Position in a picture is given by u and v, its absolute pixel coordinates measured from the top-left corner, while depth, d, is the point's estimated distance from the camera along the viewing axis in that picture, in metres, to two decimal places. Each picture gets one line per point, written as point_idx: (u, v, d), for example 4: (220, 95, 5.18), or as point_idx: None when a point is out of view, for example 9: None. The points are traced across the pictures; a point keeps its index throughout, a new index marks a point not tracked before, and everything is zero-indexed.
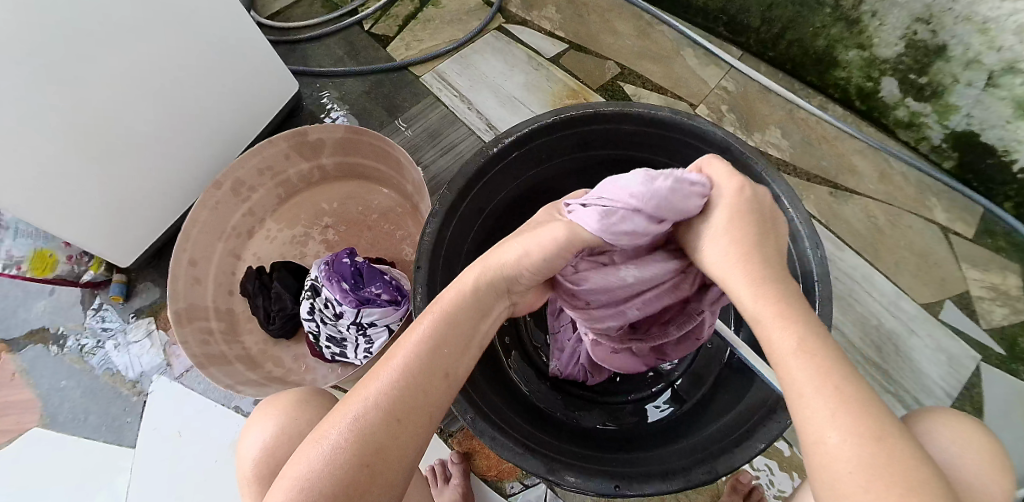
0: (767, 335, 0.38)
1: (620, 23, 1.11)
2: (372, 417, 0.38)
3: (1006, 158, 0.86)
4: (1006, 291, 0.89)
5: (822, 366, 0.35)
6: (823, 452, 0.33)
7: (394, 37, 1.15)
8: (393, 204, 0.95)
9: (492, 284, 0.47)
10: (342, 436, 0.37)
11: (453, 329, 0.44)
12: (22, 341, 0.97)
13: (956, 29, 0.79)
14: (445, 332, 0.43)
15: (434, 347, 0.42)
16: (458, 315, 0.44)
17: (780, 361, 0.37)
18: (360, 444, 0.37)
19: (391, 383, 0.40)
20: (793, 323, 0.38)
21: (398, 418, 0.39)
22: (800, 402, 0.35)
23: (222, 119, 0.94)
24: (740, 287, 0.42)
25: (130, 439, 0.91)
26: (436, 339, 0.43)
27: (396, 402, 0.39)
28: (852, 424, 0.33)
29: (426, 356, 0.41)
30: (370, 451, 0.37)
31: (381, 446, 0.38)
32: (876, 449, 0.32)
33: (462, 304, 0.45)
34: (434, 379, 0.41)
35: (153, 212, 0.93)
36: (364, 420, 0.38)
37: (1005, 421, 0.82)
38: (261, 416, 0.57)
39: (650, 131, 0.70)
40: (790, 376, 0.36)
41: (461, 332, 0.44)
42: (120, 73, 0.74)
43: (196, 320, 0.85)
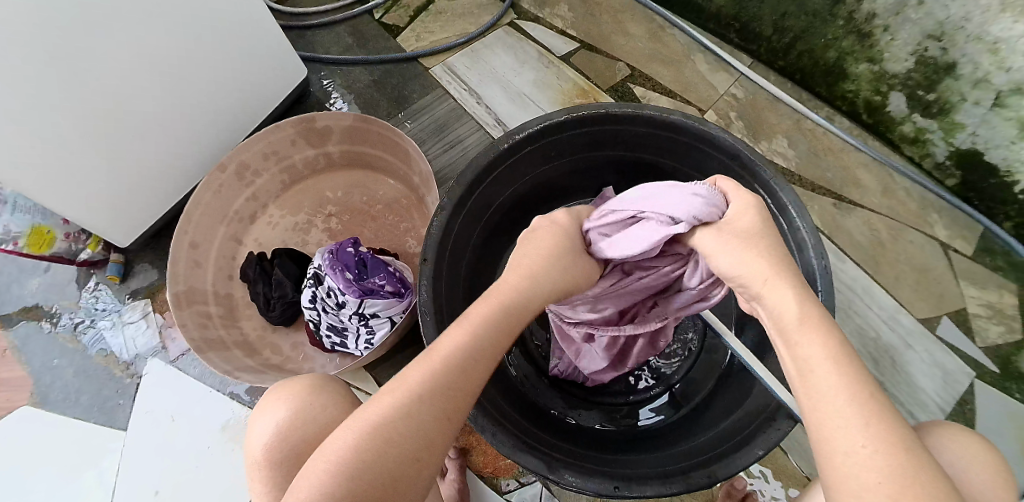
0: (798, 341, 0.38)
1: (631, 24, 1.11)
2: (417, 409, 0.39)
3: (1008, 180, 0.87)
4: (1003, 309, 0.90)
5: (853, 378, 0.35)
6: (852, 462, 0.32)
7: (404, 28, 1.14)
8: (397, 196, 0.95)
9: (535, 284, 0.48)
10: (387, 417, 0.39)
11: (500, 329, 0.45)
12: (15, 318, 0.96)
13: (966, 48, 0.79)
14: (493, 331, 0.44)
15: (482, 339, 0.44)
16: (506, 314, 0.46)
17: (805, 372, 0.37)
18: (403, 435, 0.38)
19: (437, 375, 0.41)
20: (823, 335, 0.38)
21: (441, 413, 0.40)
22: (827, 409, 0.34)
23: (229, 102, 0.93)
24: (776, 296, 0.41)
25: (121, 421, 0.90)
26: (480, 333, 0.44)
27: (439, 397, 0.40)
28: (886, 436, 0.32)
29: (472, 352, 0.43)
30: (412, 443, 0.39)
31: (422, 439, 0.39)
32: (902, 464, 0.31)
33: (510, 304, 0.46)
34: (477, 377, 0.42)
35: (155, 193, 0.92)
36: (409, 411, 0.39)
37: (996, 438, 0.83)
38: (271, 400, 0.57)
39: (661, 134, 0.70)
40: (818, 384, 0.36)
41: (507, 332, 0.45)
42: (129, 52, 0.74)
43: (195, 304, 0.84)
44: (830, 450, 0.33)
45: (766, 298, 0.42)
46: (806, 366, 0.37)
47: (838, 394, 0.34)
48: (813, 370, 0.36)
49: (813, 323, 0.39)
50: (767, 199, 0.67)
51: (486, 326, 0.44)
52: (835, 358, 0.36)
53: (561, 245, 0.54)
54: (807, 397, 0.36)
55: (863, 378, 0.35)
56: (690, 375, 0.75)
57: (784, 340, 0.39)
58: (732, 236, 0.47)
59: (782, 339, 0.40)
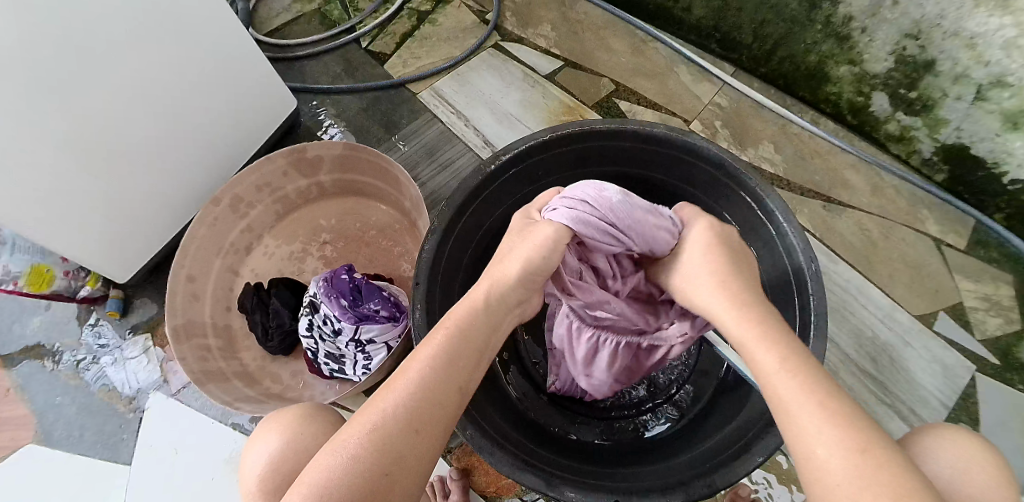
0: (752, 355, 0.43)
1: (614, 40, 1.13)
2: (390, 423, 0.40)
3: (995, 171, 0.88)
4: (999, 301, 0.90)
5: (808, 385, 0.38)
6: (822, 463, 0.35)
7: (391, 54, 1.16)
8: (390, 220, 0.96)
9: (496, 301, 0.51)
10: (363, 441, 0.39)
11: (464, 344, 0.47)
12: (17, 358, 0.97)
13: (944, 45, 0.80)
14: (461, 346, 0.46)
15: (451, 356, 0.45)
16: (467, 330, 0.48)
17: (766, 383, 0.41)
18: (379, 449, 0.39)
19: (409, 393, 0.42)
20: (769, 344, 0.42)
21: (416, 426, 0.40)
22: (786, 415, 0.38)
23: (221, 135, 0.95)
24: (721, 317, 0.48)
25: (125, 457, 0.90)
26: (449, 350, 0.46)
27: (412, 410, 0.41)
28: (838, 433, 0.35)
29: (439, 366, 0.44)
30: (388, 458, 0.39)
31: (399, 452, 0.39)
32: (863, 460, 0.34)
33: (472, 320, 0.49)
34: (445, 388, 0.43)
35: (152, 228, 0.93)
36: (381, 425, 0.40)
37: (1001, 431, 0.83)
38: (266, 430, 0.57)
39: (645, 147, 0.71)
40: (776, 394, 0.39)
41: (470, 346, 0.47)
42: (121, 91, 0.75)
43: (194, 337, 0.85)
44: (803, 453, 0.36)
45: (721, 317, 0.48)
46: (764, 378, 0.41)
47: (794, 399, 0.38)
48: (768, 382, 0.40)
49: (761, 334, 0.43)
50: (754, 206, 0.67)
51: (455, 343, 0.46)
52: (786, 366, 0.40)
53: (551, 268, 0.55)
54: (771, 405, 0.40)
55: (819, 382, 0.38)
56: (690, 385, 0.75)
57: (744, 353, 0.44)
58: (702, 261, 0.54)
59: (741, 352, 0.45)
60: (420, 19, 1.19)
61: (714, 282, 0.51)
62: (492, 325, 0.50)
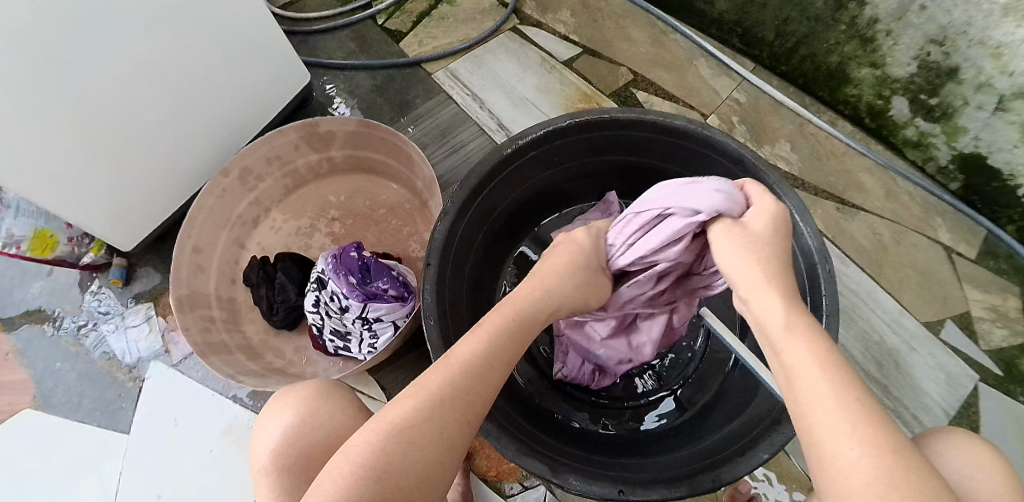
0: (786, 350, 0.39)
1: (633, 29, 1.11)
2: (443, 408, 0.41)
3: (1011, 182, 0.87)
4: (1006, 312, 0.89)
5: (844, 385, 0.35)
6: (841, 463, 0.33)
7: (406, 33, 1.14)
8: (400, 200, 0.95)
9: (542, 298, 0.51)
10: (409, 421, 0.40)
11: (513, 338, 0.47)
12: (18, 321, 0.96)
13: (970, 52, 0.79)
14: (507, 338, 0.47)
15: (497, 346, 0.46)
16: (517, 323, 0.48)
17: (795, 378, 0.37)
18: (430, 431, 0.40)
19: (456, 378, 0.43)
20: (808, 339, 0.39)
21: (464, 414, 0.42)
22: (816, 415, 0.35)
23: (232, 108, 0.93)
24: (763, 304, 0.43)
25: (124, 425, 0.90)
26: (496, 341, 0.46)
27: (463, 398, 0.42)
28: (874, 440, 0.33)
29: (487, 355, 0.45)
30: (437, 440, 0.40)
31: (450, 436, 0.41)
32: (894, 464, 0.32)
33: (520, 314, 0.49)
34: (494, 379, 0.44)
35: (159, 197, 0.92)
36: (436, 409, 0.41)
37: (1002, 441, 0.82)
38: (281, 404, 0.57)
39: (664, 139, 0.70)
40: (806, 389, 0.36)
41: (519, 339, 0.48)
42: (133, 58, 0.74)
43: (198, 308, 0.84)
44: (820, 453, 0.34)
45: (756, 305, 0.43)
46: (794, 372, 0.37)
47: (828, 398, 0.35)
48: (800, 378, 0.37)
49: (797, 329, 0.40)
50: None
51: (501, 335, 0.47)
52: (823, 366, 0.37)
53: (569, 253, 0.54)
54: (796, 402, 0.37)
55: (854, 384, 0.36)
56: (694, 379, 0.74)
57: (772, 349, 0.40)
58: (749, 242, 0.48)
59: (768, 345, 0.41)
60: None
61: (756, 262, 0.45)
62: (541, 320, 0.51)
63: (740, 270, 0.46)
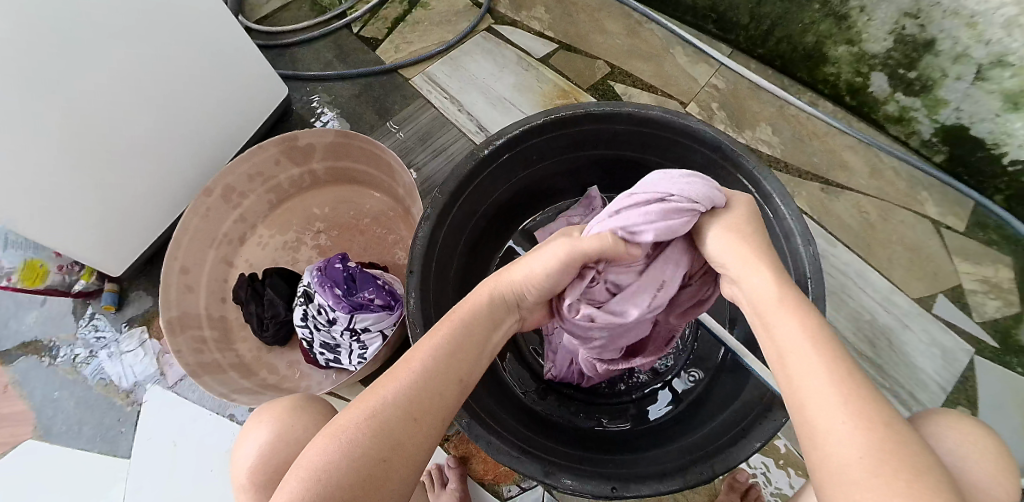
0: (776, 329, 0.39)
1: (609, 21, 1.11)
2: (390, 410, 0.40)
3: (995, 151, 0.87)
4: (997, 283, 0.89)
5: (832, 359, 0.36)
6: (829, 433, 0.33)
7: (383, 40, 1.14)
8: (384, 208, 0.95)
9: (500, 300, 0.49)
10: (362, 430, 0.39)
11: (470, 339, 0.46)
12: (13, 353, 0.96)
13: (945, 24, 0.79)
14: (466, 341, 0.45)
15: (456, 349, 0.44)
16: (473, 322, 0.47)
17: (784, 355, 0.38)
18: (378, 434, 0.39)
19: (409, 385, 0.41)
20: (798, 315, 0.39)
21: (415, 414, 0.40)
22: (805, 388, 0.35)
23: (212, 127, 0.93)
24: (751, 284, 0.43)
25: (124, 449, 0.90)
26: (453, 343, 0.45)
27: (413, 399, 0.41)
28: (862, 413, 0.33)
29: (444, 357, 0.44)
30: (385, 444, 0.38)
31: (398, 439, 0.39)
32: (883, 438, 0.32)
33: (476, 316, 0.47)
34: (449, 381, 0.43)
35: (144, 220, 0.92)
36: (383, 412, 0.39)
37: (1000, 412, 0.83)
38: (256, 423, 0.57)
39: (641, 130, 0.70)
40: (794, 364, 0.37)
41: (476, 339, 0.46)
42: (110, 82, 0.74)
43: (190, 329, 0.84)
44: (810, 428, 0.34)
45: (744, 287, 0.44)
46: (782, 350, 0.38)
47: (816, 372, 0.35)
48: (790, 354, 0.37)
49: (789, 304, 0.40)
50: (751, 189, 0.67)
51: (460, 336, 0.45)
52: (814, 342, 0.37)
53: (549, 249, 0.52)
54: (784, 381, 0.37)
55: (841, 358, 0.36)
56: (687, 370, 0.74)
57: (764, 325, 0.41)
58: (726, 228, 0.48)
59: (760, 323, 0.42)
60: (411, 3, 1.17)
61: (748, 247, 0.45)
62: (501, 318, 0.49)
63: (731, 253, 0.46)
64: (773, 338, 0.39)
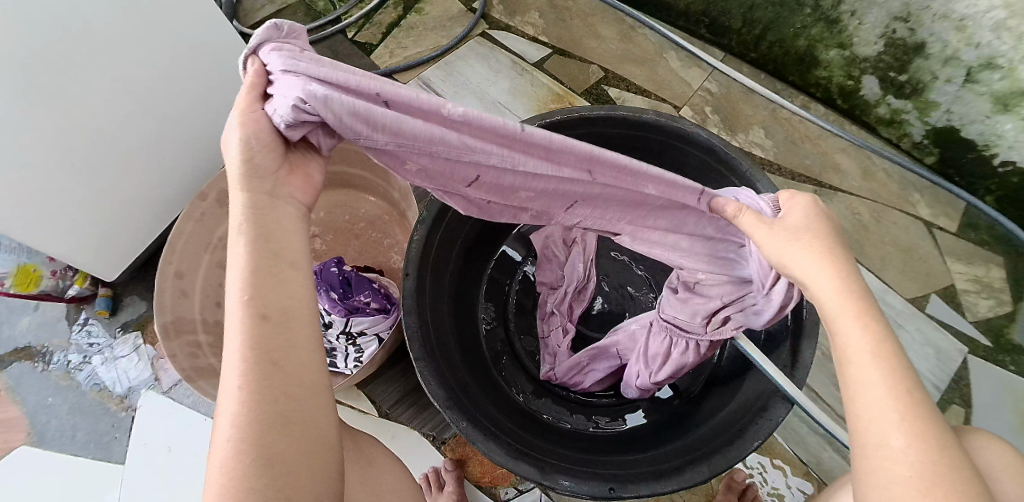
0: (846, 333, 0.37)
1: (602, 26, 1.12)
2: (248, 389, 0.35)
3: (986, 153, 0.88)
4: (990, 283, 0.90)
5: (894, 375, 0.35)
6: (879, 451, 0.34)
7: (377, 45, 1.15)
8: (379, 212, 0.96)
9: (265, 214, 0.39)
10: (233, 429, 0.34)
11: (276, 264, 0.39)
12: (7, 359, 0.96)
13: (934, 27, 0.80)
14: (266, 270, 0.38)
15: (265, 285, 0.38)
16: (270, 238, 0.39)
17: (850, 359, 0.37)
18: (255, 418, 0.34)
19: (249, 355, 0.36)
20: (868, 320, 0.37)
21: (272, 358, 0.36)
22: (864, 403, 0.35)
23: (206, 131, 0.93)
24: (818, 285, 0.39)
25: (119, 455, 0.90)
26: (260, 284, 0.38)
27: (261, 363, 0.36)
28: (915, 437, 0.33)
29: (263, 301, 0.37)
30: (270, 420, 0.34)
31: (278, 406, 0.35)
32: (937, 461, 0.32)
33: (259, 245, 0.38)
34: (282, 316, 0.37)
35: (139, 225, 0.92)
36: (245, 400, 0.35)
37: (994, 411, 0.83)
38: None
39: (634, 134, 0.70)
40: (859, 374, 0.36)
41: (286, 261, 0.39)
42: (105, 85, 0.74)
43: (184, 334, 0.84)
44: (863, 437, 0.35)
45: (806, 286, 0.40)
46: (850, 355, 0.37)
47: (878, 387, 0.35)
48: (854, 361, 0.36)
49: (863, 309, 0.38)
50: None
51: (261, 271, 0.38)
52: (880, 352, 0.36)
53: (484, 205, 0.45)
54: (847, 394, 0.36)
55: (906, 374, 0.35)
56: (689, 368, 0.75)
57: (829, 325, 0.39)
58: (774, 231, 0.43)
59: (824, 324, 0.39)
60: (406, 9, 1.18)
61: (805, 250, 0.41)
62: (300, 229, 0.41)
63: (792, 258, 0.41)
64: (838, 343, 0.38)
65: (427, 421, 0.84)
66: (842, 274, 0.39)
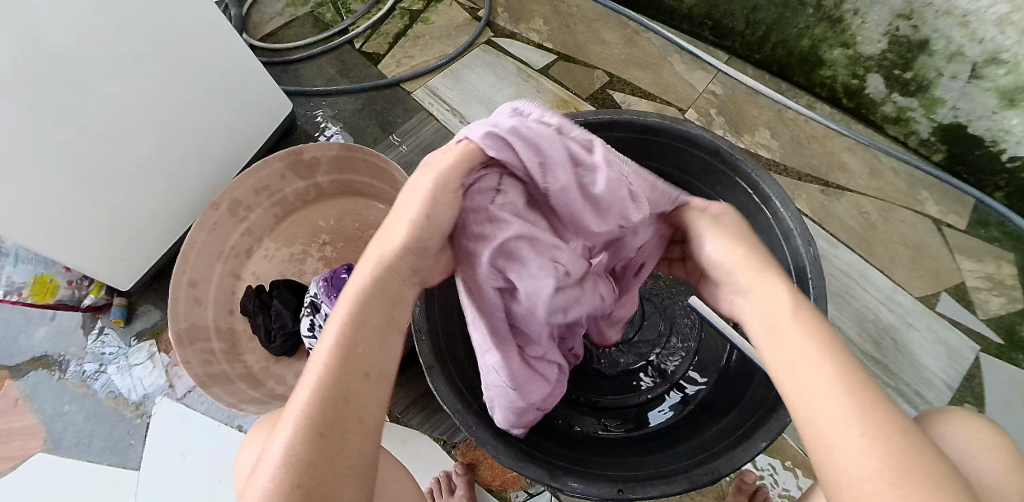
0: (784, 346, 0.38)
1: (606, 32, 1.13)
2: (299, 441, 0.32)
3: (994, 149, 0.87)
4: (1002, 280, 0.90)
5: (843, 371, 0.35)
6: (845, 448, 0.32)
7: (384, 55, 1.16)
8: (388, 220, 0.97)
9: (399, 261, 0.40)
10: (274, 482, 0.30)
11: (378, 313, 0.38)
12: (25, 368, 0.97)
13: (938, 23, 0.80)
14: (365, 329, 0.37)
15: (357, 343, 0.36)
16: (379, 286, 0.39)
17: (793, 363, 0.37)
18: (299, 476, 0.31)
19: (314, 404, 0.33)
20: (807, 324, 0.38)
21: (329, 429, 0.33)
22: (816, 405, 0.34)
23: (217, 142, 0.95)
24: (757, 294, 0.42)
25: (134, 461, 0.91)
26: (350, 340, 0.36)
27: (320, 418, 0.33)
28: (877, 433, 0.32)
29: (347, 354, 0.35)
30: (312, 478, 0.31)
31: (324, 463, 0.32)
32: (895, 453, 0.31)
33: (364, 305, 0.38)
34: (364, 365, 0.36)
35: (152, 235, 0.94)
36: (292, 453, 0.31)
37: (1009, 409, 0.82)
38: (256, 435, 0.58)
39: (640, 138, 0.71)
40: (806, 373, 0.36)
41: (386, 314, 0.38)
42: (119, 97, 0.76)
43: (197, 342, 0.85)
44: (822, 436, 0.33)
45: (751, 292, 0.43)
46: (794, 364, 0.36)
47: (830, 383, 0.34)
48: (798, 363, 0.36)
49: (801, 314, 0.39)
50: (750, 193, 0.67)
51: (355, 328, 0.36)
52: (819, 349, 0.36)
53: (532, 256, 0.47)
54: (796, 396, 0.36)
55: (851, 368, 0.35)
56: (697, 371, 0.75)
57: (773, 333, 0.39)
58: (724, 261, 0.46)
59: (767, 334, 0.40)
60: (411, 18, 1.19)
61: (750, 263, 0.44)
62: (400, 288, 0.40)
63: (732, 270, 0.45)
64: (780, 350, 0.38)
65: (437, 425, 0.85)
66: (772, 286, 0.42)
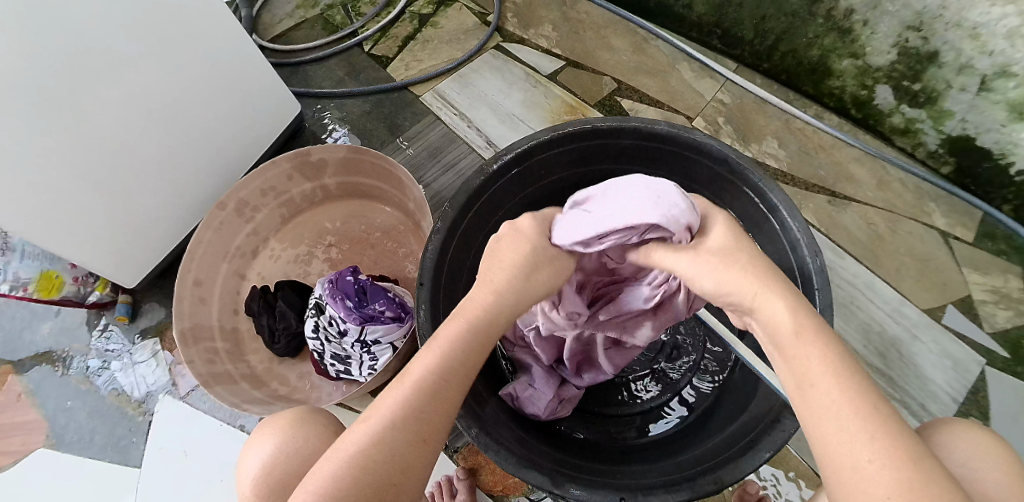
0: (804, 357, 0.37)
1: (615, 38, 1.13)
2: (391, 433, 0.39)
3: (1002, 162, 0.87)
4: (1008, 293, 0.89)
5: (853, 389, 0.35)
6: (855, 471, 0.33)
7: (393, 58, 1.17)
8: (394, 222, 0.97)
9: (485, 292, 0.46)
10: (358, 454, 0.39)
11: (472, 353, 0.43)
12: (28, 363, 0.98)
13: (947, 36, 0.80)
14: (466, 350, 0.43)
15: (457, 364, 0.43)
16: (484, 325, 0.44)
17: (805, 384, 0.36)
18: (376, 461, 0.39)
19: (409, 404, 0.40)
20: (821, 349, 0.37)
21: (412, 438, 0.40)
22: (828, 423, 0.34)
23: (224, 140, 0.95)
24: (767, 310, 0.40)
25: (135, 459, 0.91)
26: (454, 360, 0.42)
27: (413, 421, 0.40)
28: (886, 448, 0.32)
29: (446, 373, 0.42)
30: (384, 469, 0.39)
31: (395, 461, 0.39)
32: (906, 469, 0.32)
33: (479, 321, 0.44)
34: (450, 400, 0.42)
35: (158, 233, 0.94)
36: (383, 440, 0.39)
37: (1014, 424, 0.82)
38: (260, 436, 0.58)
39: (648, 145, 0.70)
40: (820, 400, 0.35)
41: (479, 357, 0.44)
42: (128, 95, 0.76)
43: (202, 341, 0.85)
44: (840, 471, 0.33)
45: (759, 314, 0.40)
46: (804, 379, 0.36)
47: (841, 408, 0.34)
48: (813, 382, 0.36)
49: (808, 333, 0.38)
50: (757, 201, 0.67)
51: (460, 352, 0.43)
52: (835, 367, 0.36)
53: (529, 262, 0.48)
54: (818, 415, 0.35)
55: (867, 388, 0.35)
56: (700, 380, 0.74)
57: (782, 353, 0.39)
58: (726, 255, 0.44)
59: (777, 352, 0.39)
60: (421, 22, 1.20)
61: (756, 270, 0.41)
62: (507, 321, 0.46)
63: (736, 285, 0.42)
64: (799, 367, 0.37)
65: None
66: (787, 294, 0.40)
